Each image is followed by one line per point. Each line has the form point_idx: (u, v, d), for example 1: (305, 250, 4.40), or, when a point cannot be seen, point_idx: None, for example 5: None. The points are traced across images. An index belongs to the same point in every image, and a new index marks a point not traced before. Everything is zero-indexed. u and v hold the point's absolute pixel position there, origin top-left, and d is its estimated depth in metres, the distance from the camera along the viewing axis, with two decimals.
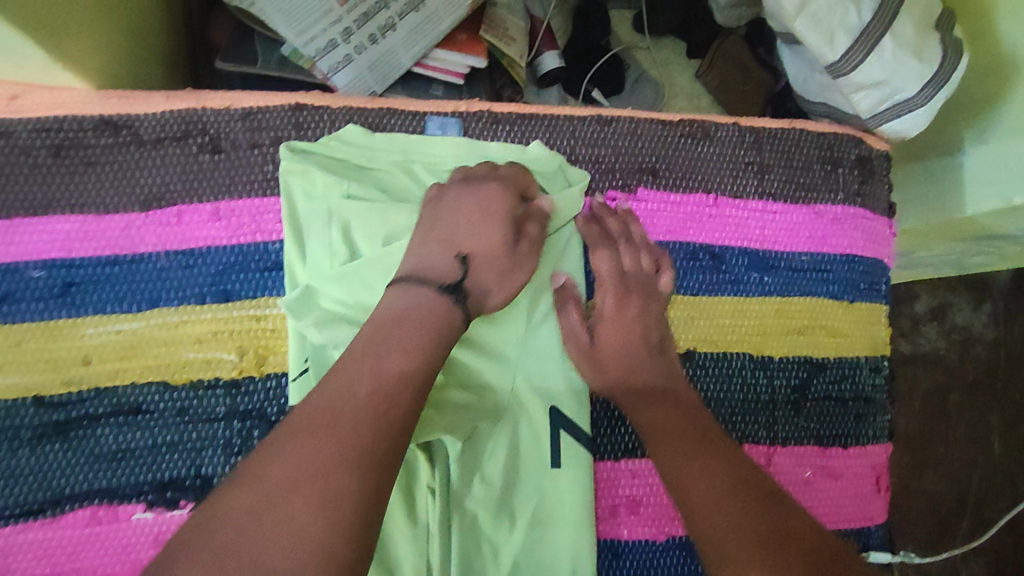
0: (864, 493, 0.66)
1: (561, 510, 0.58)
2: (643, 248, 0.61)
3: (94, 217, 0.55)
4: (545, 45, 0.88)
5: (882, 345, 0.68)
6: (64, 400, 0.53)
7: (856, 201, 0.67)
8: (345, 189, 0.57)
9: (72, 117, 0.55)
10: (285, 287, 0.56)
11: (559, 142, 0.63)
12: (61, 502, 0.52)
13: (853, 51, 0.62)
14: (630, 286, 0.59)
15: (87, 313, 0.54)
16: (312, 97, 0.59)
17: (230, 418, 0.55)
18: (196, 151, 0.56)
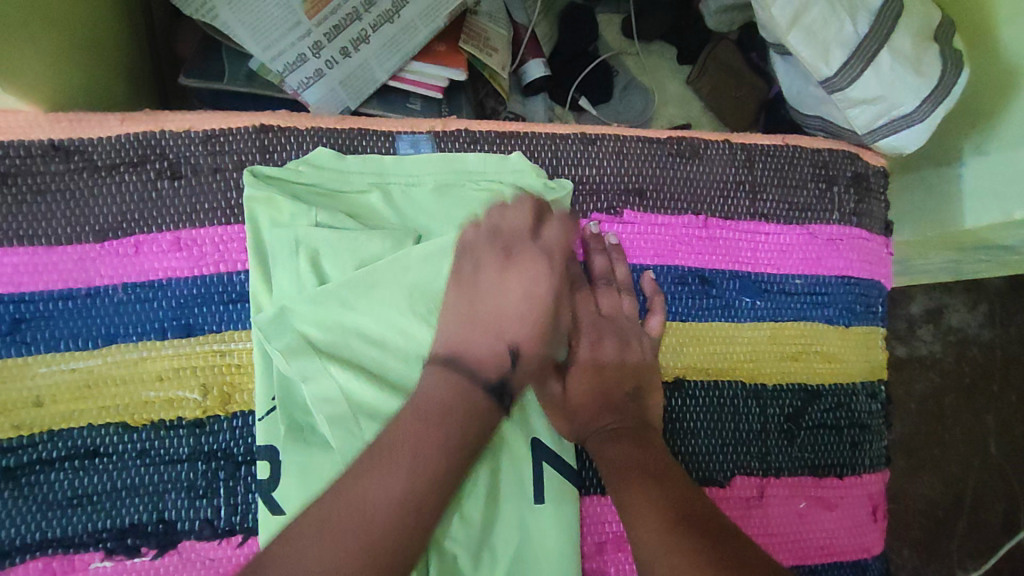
0: (859, 522, 0.63)
1: (545, 552, 0.54)
2: (624, 290, 0.59)
3: (44, 248, 0.52)
4: (529, 53, 0.85)
5: (878, 368, 0.66)
6: (14, 444, 0.50)
7: (852, 220, 0.65)
8: (314, 217, 0.54)
9: (18, 142, 0.52)
10: (250, 321, 0.53)
11: (541, 161, 0.60)
12: (12, 554, 0.49)
13: (848, 66, 0.60)
14: (608, 329, 0.57)
15: (38, 351, 0.51)
16: (278, 118, 0.56)
17: (195, 459, 0.52)
18: (154, 177, 0.54)
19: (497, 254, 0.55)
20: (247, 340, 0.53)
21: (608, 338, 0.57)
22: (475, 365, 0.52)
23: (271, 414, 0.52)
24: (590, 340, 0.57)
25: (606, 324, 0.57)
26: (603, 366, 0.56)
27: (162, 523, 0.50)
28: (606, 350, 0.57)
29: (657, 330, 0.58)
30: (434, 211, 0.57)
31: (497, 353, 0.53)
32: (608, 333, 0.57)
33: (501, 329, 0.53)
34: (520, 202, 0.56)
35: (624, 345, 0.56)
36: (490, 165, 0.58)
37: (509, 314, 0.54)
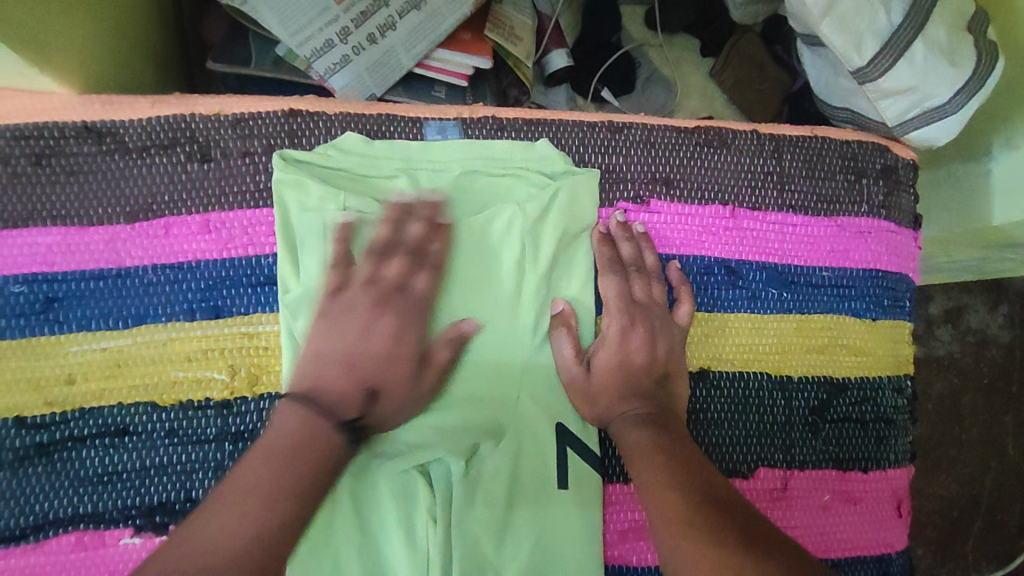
0: (884, 517, 0.63)
1: (566, 537, 0.55)
2: (654, 276, 0.58)
3: (76, 229, 0.52)
4: (552, 43, 0.85)
5: (905, 363, 0.65)
6: (47, 420, 0.51)
7: (880, 213, 0.64)
8: (342, 201, 0.54)
9: (53, 123, 0.52)
10: (278, 303, 0.53)
11: (568, 148, 0.59)
12: (44, 528, 0.50)
13: (881, 56, 0.59)
14: (637, 314, 0.56)
15: (71, 330, 0.51)
16: (307, 103, 0.56)
17: (222, 440, 0.52)
18: (184, 159, 0.54)
19: (364, 301, 0.52)
20: (275, 323, 0.54)
21: (641, 324, 0.56)
22: (332, 403, 0.49)
23: None
24: (621, 324, 0.56)
25: (639, 310, 0.57)
26: (631, 350, 0.55)
27: (190, 502, 0.51)
28: (637, 336, 0.56)
29: (686, 319, 0.58)
30: (458, 196, 0.57)
31: (359, 395, 0.50)
32: (640, 320, 0.56)
33: (363, 375, 0.51)
34: (416, 254, 0.54)
35: (653, 334, 0.56)
36: (517, 150, 0.58)
37: (357, 360, 0.51)
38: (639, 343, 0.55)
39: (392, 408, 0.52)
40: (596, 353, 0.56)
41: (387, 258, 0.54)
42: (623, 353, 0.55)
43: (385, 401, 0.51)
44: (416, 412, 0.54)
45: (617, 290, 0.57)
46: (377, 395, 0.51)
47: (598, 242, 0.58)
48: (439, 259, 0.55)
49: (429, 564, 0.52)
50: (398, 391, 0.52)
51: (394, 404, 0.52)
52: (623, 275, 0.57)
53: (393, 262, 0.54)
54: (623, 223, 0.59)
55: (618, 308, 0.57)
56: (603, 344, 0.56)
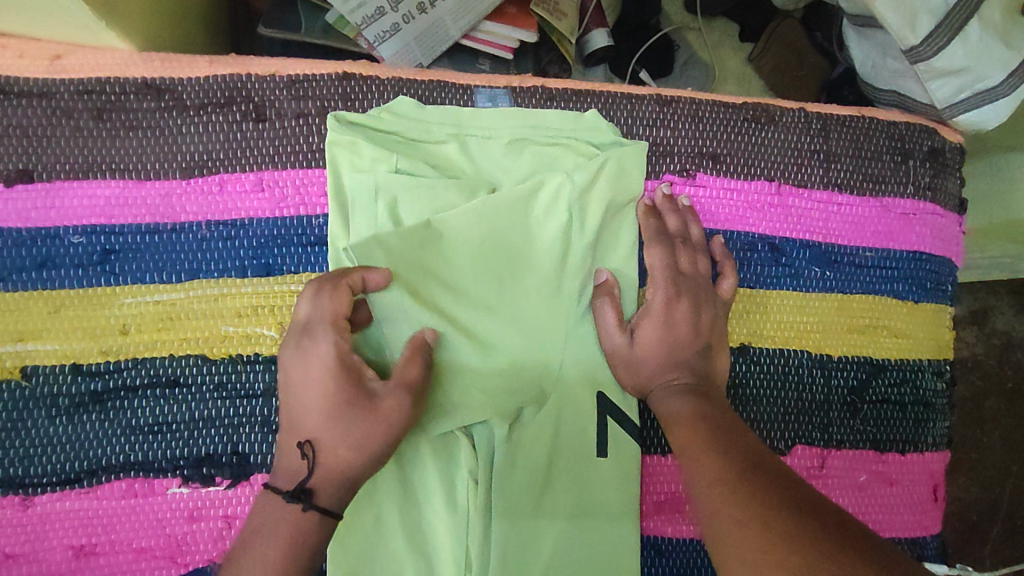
0: (920, 500, 0.62)
1: (602, 505, 0.55)
2: (699, 249, 0.58)
3: (134, 183, 0.53)
4: (594, 22, 0.85)
5: (945, 347, 0.65)
6: (101, 369, 0.51)
7: (926, 194, 0.64)
8: (394, 162, 0.55)
9: (114, 79, 0.53)
10: (328, 262, 0.54)
11: (616, 120, 0.60)
12: (98, 473, 0.50)
13: (937, 34, 0.58)
14: (682, 286, 0.56)
15: (126, 282, 0.52)
16: (361, 67, 0.57)
17: (269, 395, 0.53)
18: (239, 118, 0.54)
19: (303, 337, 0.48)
20: None
21: (685, 296, 0.56)
22: (279, 475, 0.46)
23: None
24: (666, 295, 0.56)
25: (684, 282, 0.57)
26: (676, 321, 0.55)
27: (236, 455, 0.52)
28: (682, 308, 0.56)
29: (729, 292, 0.58)
30: (508, 163, 0.58)
31: (297, 457, 0.46)
32: (685, 292, 0.56)
33: (298, 430, 0.46)
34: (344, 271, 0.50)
35: (697, 305, 0.56)
36: (566, 119, 0.58)
37: (305, 405, 0.46)
38: (684, 315, 0.55)
39: (333, 440, 0.45)
40: (639, 324, 0.56)
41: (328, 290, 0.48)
42: (664, 324, 0.55)
43: (331, 445, 0.45)
44: (464, 375, 0.54)
45: (663, 261, 0.57)
46: (313, 449, 0.45)
47: (642, 214, 0.58)
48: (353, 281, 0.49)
49: (470, 525, 0.53)
50: (333, 425, 0.46)
51: (345, 428, 0.46)
52: (669, 247, 0.57)
53: (337, 295, 0.48)
54: (668, 195, 0.59)
55: (663, 279, 0.57)
56: (648, 315, 0.56)
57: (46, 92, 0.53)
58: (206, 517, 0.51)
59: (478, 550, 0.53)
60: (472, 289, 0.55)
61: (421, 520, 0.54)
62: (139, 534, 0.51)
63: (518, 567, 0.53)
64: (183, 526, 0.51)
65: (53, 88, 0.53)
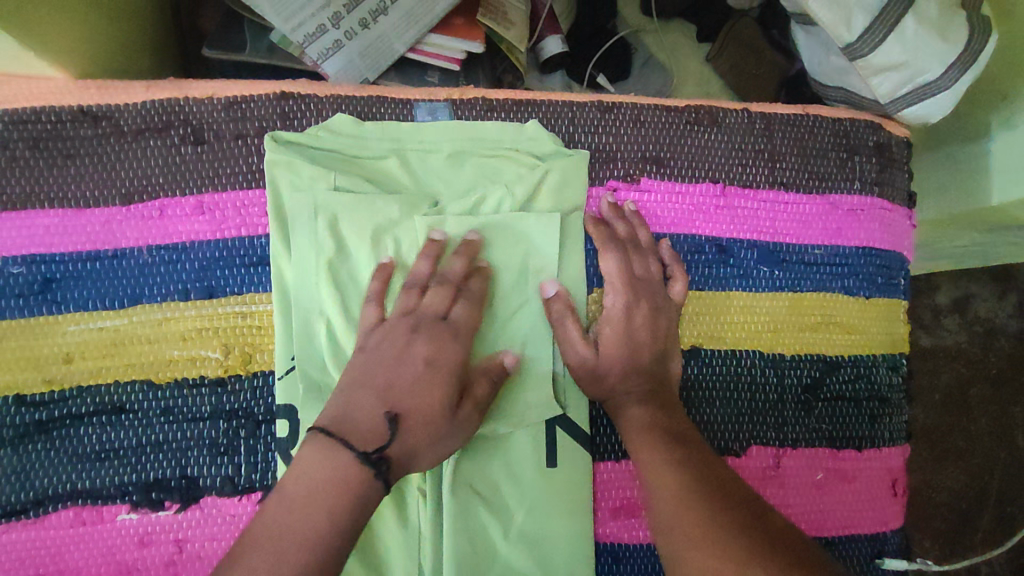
0: (878, 496, 0.62)
1: (554, 514, 0.55)
2: (651, 254, 0.58)
3: (73, 211, 0.53)
4: (547, 29, 0.84)
5: (900, 341, 0.65)
6: (46, 398, 0.51)
7: (873, 190, 0.64)
8: (332, 180, 0.55)
9: (48, 108, 0.53)
10: (272, 283, 0.54)
11: (558, 128, 0.60)
12: (44, 503, 0.50)
13: (871, 32, 0.58)
14: (640, 291, 0.56)
15: (68, 310, 0.52)
16: (299, 86, 0.57)
17: (216, 417, 0.53)
18: (178, 142, 0.55)
19: (406, 331, 0.51)
20: (268, 302, 0.54)
21: (645, 301, 0.56)
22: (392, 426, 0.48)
23: (291, 374, 0.53)
24: (627, 301, 0.56)
25: (640, 286, 0.56)
26: (644, 321, 0.55)
27: (185, 479, 0.52)
28: (641, 312, 0.56)
29: (679, 296, 0.58)
30: (450, 177, 0.58)
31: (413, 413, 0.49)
32: (645, 295, 0.56)
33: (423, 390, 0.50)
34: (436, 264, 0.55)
35: (657, 306, 0.56)
36: (505, 130, 0.58)
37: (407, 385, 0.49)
38: (644, 321, 0.55)
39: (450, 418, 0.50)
40: (603, 331, 0.55)
41: (428, 287, 0.54)
42: (628, 331, 0.55)
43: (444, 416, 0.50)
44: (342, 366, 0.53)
45: (618, 266, 0.57)
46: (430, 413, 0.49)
47: (592, 224, 0.58)
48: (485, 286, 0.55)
49: (422, 539, 0.53)
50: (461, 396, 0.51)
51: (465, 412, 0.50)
52: (625, 253, 0.57)
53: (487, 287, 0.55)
54: (616, 203, 0.59)
55: (623, 284, 0.56)
56: (607, 321, 0.56)
57: None
58: (156, 543, 0.51)
59: (430, 562, 0.53)
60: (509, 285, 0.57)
61: (371, 536, 0.53)
62: (88, 563, 0.50)
63: None
64: (133, 552, 0.51)
65: None
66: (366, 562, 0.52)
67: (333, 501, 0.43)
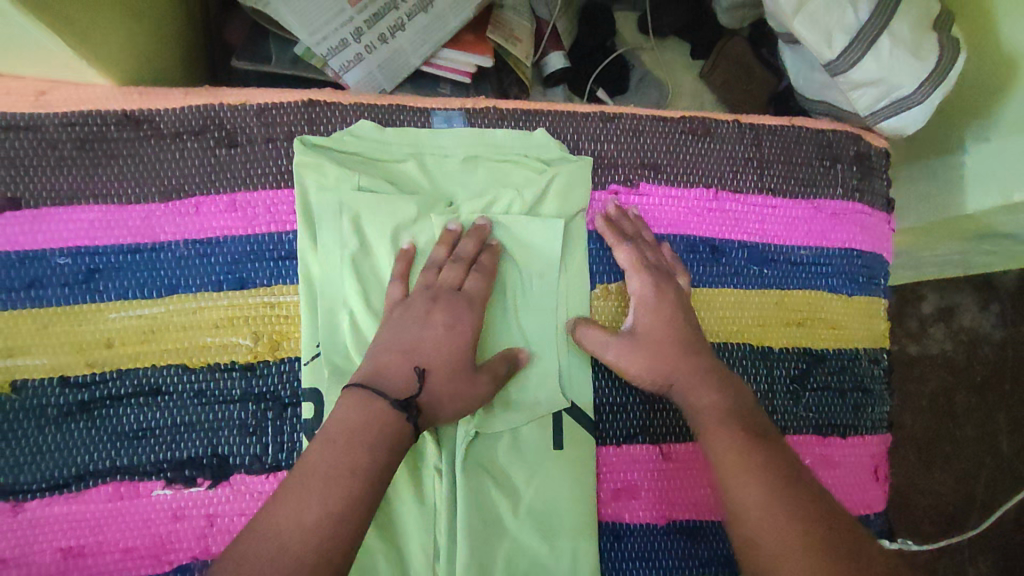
0: (861, 480, 0.67)
1: (560, 494, 0.59)
2: (659, 249, 0.63)
3: (115, 207, 0.57)
4: (551, 46, 0.90)
5: (881, 337, 0.70)
6: (88, 380, 0.55)
7: (854, 196, 0.69)
8: (356, 181, 0.60)
9: (95, 112, 0.58)
10: (299, 275, 0.58)
11: (563, 136, 0.65)
12: (85, 478, 0.54)
13: (851, 50, 0.64)
14: (663, 275, 0.60)
15: (109, 299, 0.56)
16: (325, 94, 0.61)
17: (246, 400, 0.56)
18: (213, 145, 0.59)
19: (437, 321, 0.56)
20: (295, 293, 0.58)
21: (669, 285, 0.60)
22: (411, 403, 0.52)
23: (316, 360, 0.57)
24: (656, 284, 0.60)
25: (662, 273, 0.61)
26: (663, 310, 0.59)
27: (216, 457, 0.55)
28: (668, 293, 0.60)
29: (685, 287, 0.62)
30: (464, 179, 0.63)
31: (431, 395, 0.53)
32: (666, 281, 0.60)
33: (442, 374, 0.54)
34: (453, 258, 0.59)
35: (679, 291, 0.60)
36: (514, 137, 0.63)
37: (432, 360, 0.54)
38: (673, 303, 0.59)
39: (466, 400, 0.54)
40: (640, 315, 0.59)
41: (435, 265, 0.58)
42: (658, 313, 0.59)
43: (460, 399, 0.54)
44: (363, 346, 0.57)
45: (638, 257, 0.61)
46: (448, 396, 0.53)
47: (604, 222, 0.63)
48: (494, 269, 0.60)
49: (437, 515, 0.57)
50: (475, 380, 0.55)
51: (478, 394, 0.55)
52: (639, 245, 0.61)
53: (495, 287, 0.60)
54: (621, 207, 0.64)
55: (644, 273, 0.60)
56: (641, 305, 0.60)
57: (32, 125, 0.57)
58: (188, 517, 0.54)
59: (445, 536, 0.56)
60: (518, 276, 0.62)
61: (389, 511, 0.57)
62: (124, 535, 0.54)
63: (486, 554, 0.56)
64: (166, 525, 0.54)
65: (38, 122, 0.57)
66: (385, 537, 0.56)
67: (361, 473, 0.47)
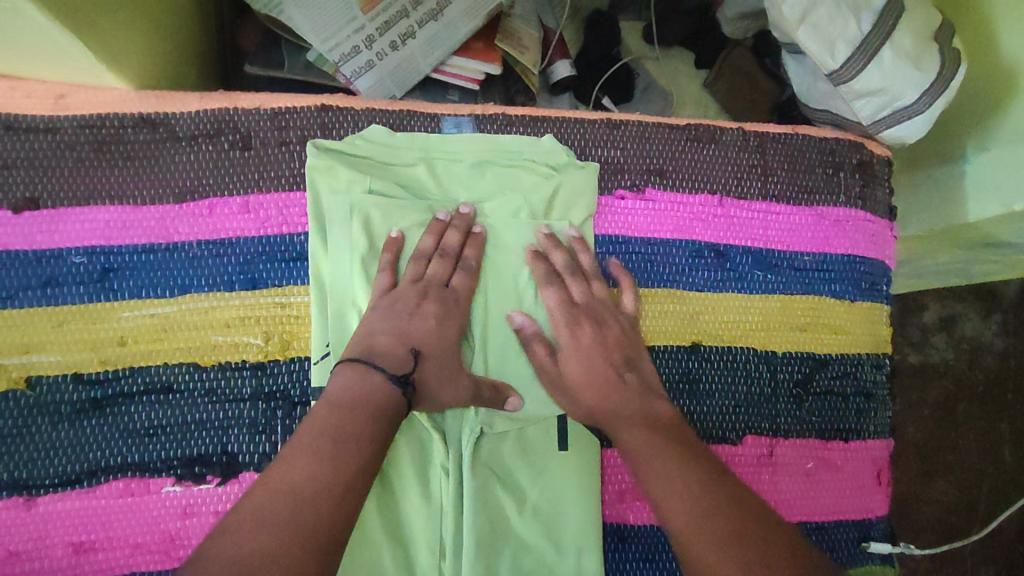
0: (863, 484, 0.67)
1: (566, 494, 0.59)
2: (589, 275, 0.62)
3: (130, 208, 0.58)
4: (557, 54, 0.91)
5: (883, 342, 0.70)
6: (101, 377, 0.56)
7: (857, 203, 0.70)
8: (368, 184, 0.61)
9: (112, 115, 0.59)
10: (310, 276, 0.59)
11: (571, 142, 0.66)
12: (96, 474, 0.54)
13: (853, 59, 0.65)
14: (579, 314, 0.60)
15: (123, 298, 0.57)
16: (337, 100, 0.63)
17: (256, 399, 0.57)
18: (227, 148, 0.60)
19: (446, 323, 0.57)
20: (305, 294, 0.59)
21: (585, 322, 0.59)
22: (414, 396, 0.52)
23: (326, 360, 0.57)
24: (568, 326, 0.59)
25: (581, 310, 0.60)
26: (587, 357, 0.58)
27: (226, 455, 0.56)
28: (585, 333, 0.59)
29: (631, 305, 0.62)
30: (472, 183, 0.64)
31: None
32: (584, 318, 0.59)
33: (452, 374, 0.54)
34: (461, 264, 0.60)
35: (598, 324, 0.59)
36: (522, 143, 0.64)
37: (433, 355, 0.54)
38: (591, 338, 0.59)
39: None
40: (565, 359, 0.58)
41: (426, 260, 0.59)
42: (579, 354, 0.58)
43: None
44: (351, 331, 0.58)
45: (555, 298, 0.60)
46: None
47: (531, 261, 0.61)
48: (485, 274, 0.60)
49: (442, 515, 0.57)
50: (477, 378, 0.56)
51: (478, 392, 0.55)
52: (560, 283, 0.61)
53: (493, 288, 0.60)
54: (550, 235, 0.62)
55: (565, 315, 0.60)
56: (568, 355, 0.58)
57: (51, 128, 0.58)
58: (197, 514, 0.55)
59: (450, 535, 0.57)
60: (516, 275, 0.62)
61: (395, 510, 0.57)
62: (134, 531, 0.54)
63: (491, 553, 0.57)
64: (176, 522, 0.55)
65: (57, 124, 0.58)
66: (391, 536, 0.56)
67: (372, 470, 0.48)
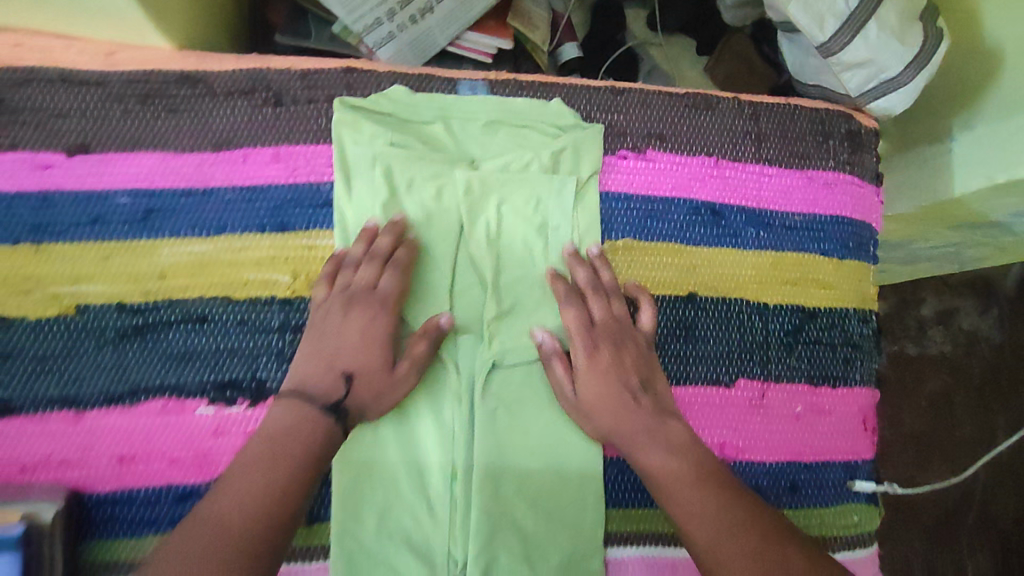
0: (849, 429, 0.71)
1: (568, 424, 0.64)
2: (613, 294, 0.64)
3: (172, 155, 0.64)
4: (565, 36, 0.97)
5: (870, 299, 0.75)
6: (142, 307, 0.61)
7: (845, 169, 0.75)
8: (389, 138, 0.66)
9: (156, 70, 0.64)
10: (335, 221, 0.64)
11: (577, 106, 0.71)
12: (137, 394, 0.59)
13: (841, 34, 0.69)
14: (597, 338, 0.62)
15: (164, 236, 0.62)
16: (361, 63, 0.68)
17: (283, 330, 0.62)
18: (260, 103, 0.65)
19: None
20: (331, 237, 0.64)
21: (604, 348, 0.62)
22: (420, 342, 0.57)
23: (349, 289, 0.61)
24: (588, 350, 0.62)
25: (598, 333, 0.63)
26: (601, 380, 0.61)
27: (255, 381, 0.61)
28: (601, 359, 0.62)
29: (648, 325, 0.64)
30: (485, 142, 0.69)
31: None
32: (602, 344, 0.62)
33: None
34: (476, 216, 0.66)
35: (617, 353, 0.62)
36: (533, 105, 0.69)
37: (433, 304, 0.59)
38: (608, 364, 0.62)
39: None
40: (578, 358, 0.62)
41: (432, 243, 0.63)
42: (596, 377, 0.61)
43: None
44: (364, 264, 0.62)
45: (576, 319, 0.63)
46: None
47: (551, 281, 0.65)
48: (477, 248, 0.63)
49: (455, 439, 0.62)
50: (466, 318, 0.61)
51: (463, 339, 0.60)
52: (581, 305, 0.64)
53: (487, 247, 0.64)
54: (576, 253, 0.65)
55: (582, 335, 0.63)
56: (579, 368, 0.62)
57: (102, 81, 0.64)
58: (229, 433, 0.60)
59: (461, 458, 0.61)
60: (520, 225, 0.67)
61: (411, 433, 0.62)
62: (170, 447, 0.59)
63: (499, 476, 0.62)
64: (209, 441, 0.59)
65: (107, 78, 0.64)
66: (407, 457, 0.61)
67: None
